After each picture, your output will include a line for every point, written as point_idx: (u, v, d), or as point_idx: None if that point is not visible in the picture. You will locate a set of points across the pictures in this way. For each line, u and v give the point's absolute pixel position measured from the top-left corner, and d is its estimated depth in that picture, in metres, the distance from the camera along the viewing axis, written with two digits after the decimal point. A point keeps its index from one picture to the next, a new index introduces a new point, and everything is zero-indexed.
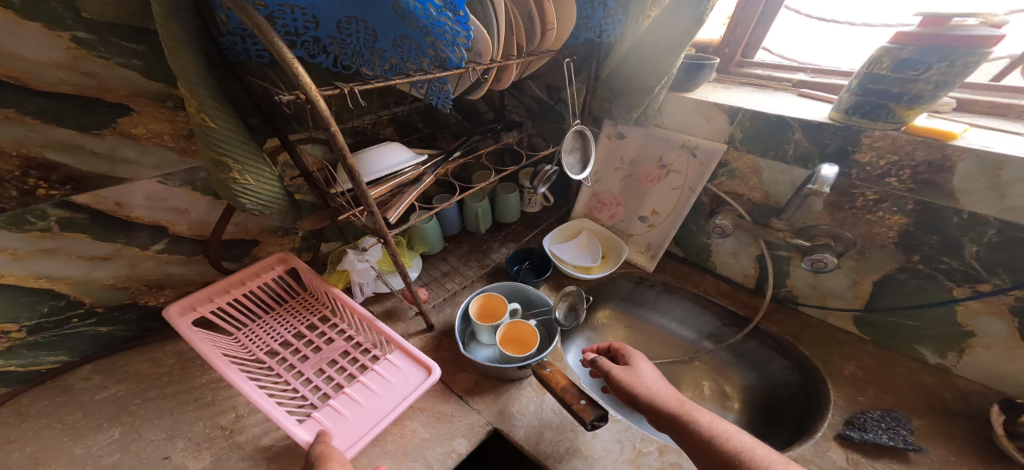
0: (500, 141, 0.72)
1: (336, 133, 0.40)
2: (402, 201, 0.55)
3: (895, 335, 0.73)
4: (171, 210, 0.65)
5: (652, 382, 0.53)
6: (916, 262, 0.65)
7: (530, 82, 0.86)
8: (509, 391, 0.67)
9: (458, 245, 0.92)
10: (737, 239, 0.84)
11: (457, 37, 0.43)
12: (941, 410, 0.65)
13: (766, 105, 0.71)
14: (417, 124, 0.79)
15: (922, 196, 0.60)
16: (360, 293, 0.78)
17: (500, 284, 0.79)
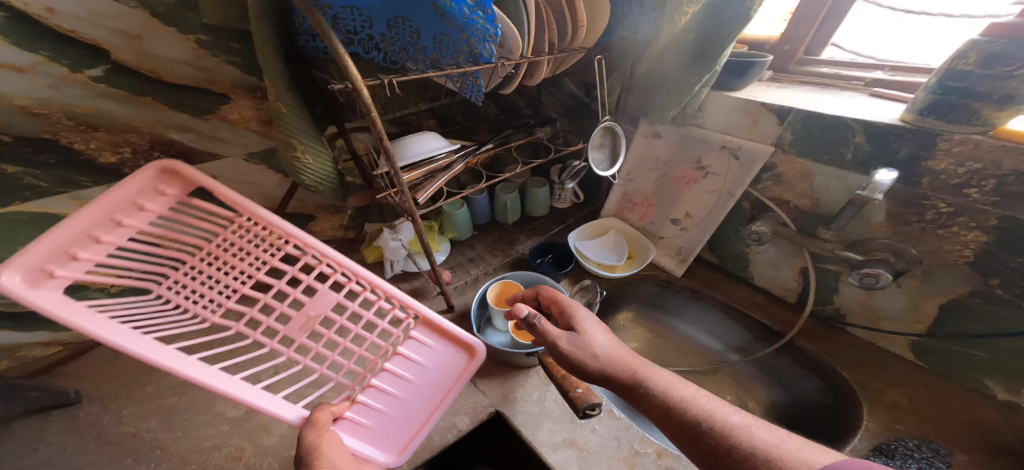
0: (532, 136, 0.75)
1: (376, 120, 0.45)
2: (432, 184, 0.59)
3: (965, 370, 0.64)
4: (249, 184, 0.77)
5: (602, 344, 0.52)
6: (994, 286, 0.57)
7: (568, 79, 0.87)
8: (515, 378, 0.69)
9: (486, 234, 0.95)
10: (779, 248, 0.79)
11: (487, 34, 0.45)
12: (997, 448, 0.57)
13: (824, 106, 0.65)
14: (456, 117, 0.83)
15: (1006, 211, 0.51)
16: (390, 270, 0.85)
17: (522, 274, 0.79)
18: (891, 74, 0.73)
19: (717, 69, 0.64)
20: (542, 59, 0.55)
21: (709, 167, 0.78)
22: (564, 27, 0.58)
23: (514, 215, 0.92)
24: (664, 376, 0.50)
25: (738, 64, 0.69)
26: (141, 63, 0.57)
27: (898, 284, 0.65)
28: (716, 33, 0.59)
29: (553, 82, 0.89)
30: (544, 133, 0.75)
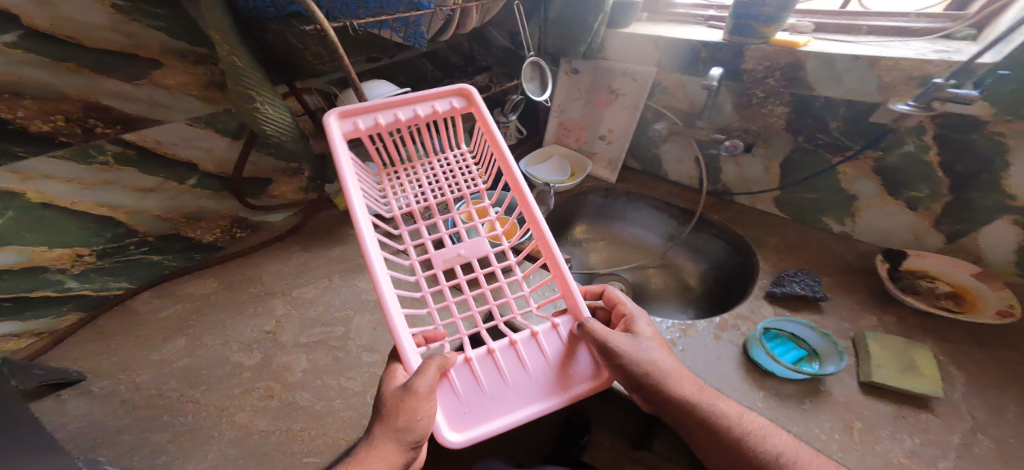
0: (473, 80, 0.99)
1: (343, 58, 0.64)
2: None
3: (804, 210, 0.94)
4: (200, 149, 0.79)
5: (676, 366, 0.54)
6: (802, 141, 0.86)
7: (492, 30, 1.13)
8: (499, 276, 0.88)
9: None
10: (679, 145, 1.02)
11: None
12: (846, 269, 0.87)
13: (679, 33, 0.91)
14: (399, 77, 1.04)
15: (795, 91, 0.80)
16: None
17: (487, 194, 0.99)
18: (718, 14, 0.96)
19: (606, 9, 0.89)
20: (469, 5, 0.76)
21: (618, 89, 1.00)
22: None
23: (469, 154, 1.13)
24: (726, 406, 0.55)
25: (620, 5, 0.91)
26: (57, 29, 0.56)
27: (755, 154, 0.93)
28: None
29: (478, 36, 1.13)
30: (483, 78, 1.03)
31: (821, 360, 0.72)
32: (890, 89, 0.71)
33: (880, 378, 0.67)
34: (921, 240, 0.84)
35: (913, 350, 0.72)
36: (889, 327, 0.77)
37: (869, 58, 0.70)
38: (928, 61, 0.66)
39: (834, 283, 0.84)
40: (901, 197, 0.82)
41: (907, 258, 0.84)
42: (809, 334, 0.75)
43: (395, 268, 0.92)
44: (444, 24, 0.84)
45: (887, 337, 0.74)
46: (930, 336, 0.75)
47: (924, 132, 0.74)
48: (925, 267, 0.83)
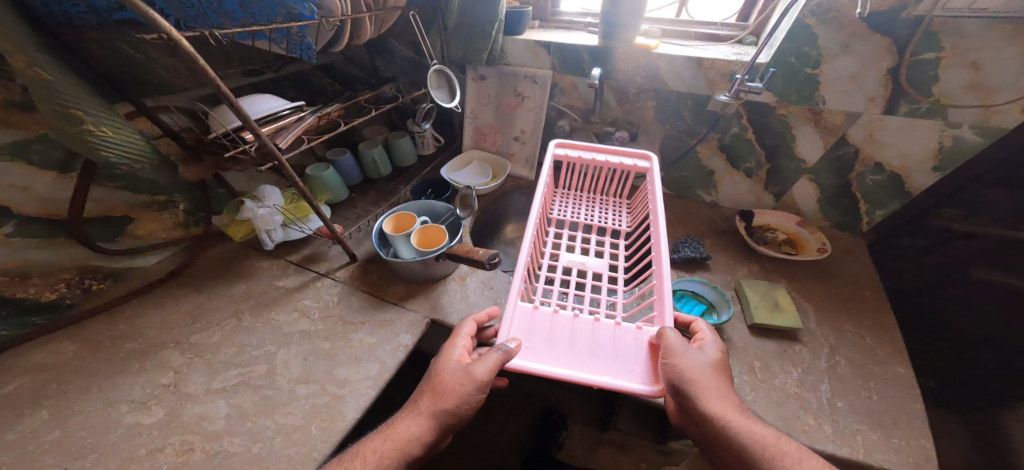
0: (376, 89, 0.99)
1: (205, 67, 0.52)
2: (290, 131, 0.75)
3: (683, 187, 1.15)
4: (8, 188, 0.67)
5: (721, 391, 0.61)
6: (669, 129, 1.04)
7: (391, 40, 1.14)
8: (436, 289, 0.93)
9: (364, 194, 1.08)
10: (580, 140, 1.15)
11: None
12: (718, 230, 1.08)
13: (566, 39, 1.01)
14: (289, 90, 1.00)
15: (655, 87, 0.98)
16: (269, 240, 0.91)
17: (409, 206, 0.96)
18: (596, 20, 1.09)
19: (500, 17, 0.95)
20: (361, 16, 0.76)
21: (524, 93, 1.08)
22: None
23: (386, 168, 1.11)
24: (760, 430, 0.60)
25: (514, 14, 0.99)
26: None
27: (639, 142, 1.10)
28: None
29: (380, 46, 1.15)
30: (388, 89, 1.04)
31: (717, 310, 0.89)
32: (712, 84, 0.91)
33: (760, 318, 0.86)
34: (760, 201, 1.10)
35: (775, 290, 0.92)
36: (755, 274, 0.97)
37: (696, 59, 0.90)
38: (730, 62, 0.87)
39: (713, 244, 1.04)
40: (739, 169, 1.05)
41: (754, 216, 1.07)
42: (705, 291, 0.92)
43: (322, 292, 0.91)
44: (335, 35, 0.80)
45: (756, 283, 0.94)
46: (784, 279, 0.97)
47: (741, 117, 0.96)
48: (767, 221, 1.06)
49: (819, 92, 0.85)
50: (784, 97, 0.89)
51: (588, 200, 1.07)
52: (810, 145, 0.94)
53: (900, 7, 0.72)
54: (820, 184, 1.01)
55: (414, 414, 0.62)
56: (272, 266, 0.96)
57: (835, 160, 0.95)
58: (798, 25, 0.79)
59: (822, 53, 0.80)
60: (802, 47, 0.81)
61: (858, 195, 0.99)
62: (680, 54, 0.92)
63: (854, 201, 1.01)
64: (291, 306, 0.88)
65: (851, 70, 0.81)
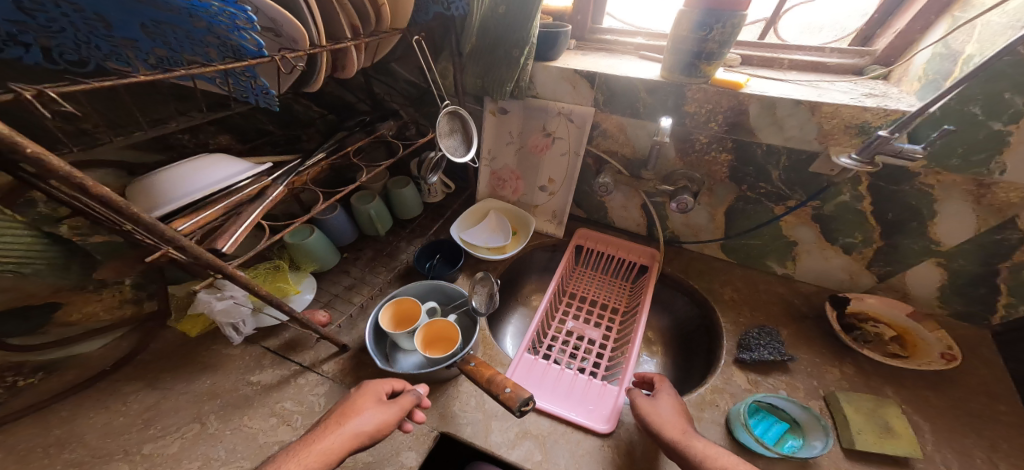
0: (373, 134, 0.82)
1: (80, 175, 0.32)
2: (247, 218, 0.56)
3: (749, 255, 0.92)
4: None
5: (663, 407, 0.62)
6: (745, 190, 0.80)
7: (395, 64, 0.97)
8: (445, 393, 0.69)
9: (360, 254, 0.90)
10: (623, 193, 0.92)
11: (235, 19, 0.41)
12: (797, 317, 0.85)
13: (614, 67, 0.76)
14: (269, 126, 0.84)
15: (734, 137, 0.73)
16: (236, 334, 0.72)
17: (411, 286, 0.78)
18: (648, 41, 0.83)
19: (533, 40, 0.71)
20: (343, 46, 0.56)
21: (554, 132, 0.85)
22: (366, 12, 0.61)
23: (384, 225, 0.90)
24: (700, 445, 0.57)
25: (547, 35, 0.73)
26: None
27: (699, 203, 0.87)
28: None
29: (382, 68, 0.97)
30: (388, 129, 0.85)
31: (804, 433, 0.67)
32: (827, 137, 0.66)
33: (864, 445, 0.62)
34: (855, 280, 0.85)
35: (883, 406, 0.68)
36: (851, 382, 0.73)
37: (810, 103, 0.64)
38: (867, 109, 0.61)
39: (793, 336, 0.82)
40: (835, 243, 0.81)
41: (850, 301, 0.83)
42: (788, 407, 0.68)
43: (306, 392, 0.67)
44: (311, 72, 0.62)
45: (855, 396, 0.70)
46: (888, 386, 0.72)
47: (859, 183, 0.72)
48: (867, 309, 0.82)
49: (1001, 157, 0.60)
50: (940, 160, 0.63)
51: (596, 283, 1.00)
52: (958, 222, 0.69)
53: None
54: (954, 270, 0.75)
55: (319, 437, 0.50)
56: (245, 353, 0.72)
57: (986, 245, 0.69)
58: (1011, 61, 0.54)
59: None
60: (1001, 92, 0.56)
61: (1003, 288, 0.73)
62: (784, 94, 0.66)
63: (993, 292, 0.75)
64: (267, 410, 0.64)
65: None
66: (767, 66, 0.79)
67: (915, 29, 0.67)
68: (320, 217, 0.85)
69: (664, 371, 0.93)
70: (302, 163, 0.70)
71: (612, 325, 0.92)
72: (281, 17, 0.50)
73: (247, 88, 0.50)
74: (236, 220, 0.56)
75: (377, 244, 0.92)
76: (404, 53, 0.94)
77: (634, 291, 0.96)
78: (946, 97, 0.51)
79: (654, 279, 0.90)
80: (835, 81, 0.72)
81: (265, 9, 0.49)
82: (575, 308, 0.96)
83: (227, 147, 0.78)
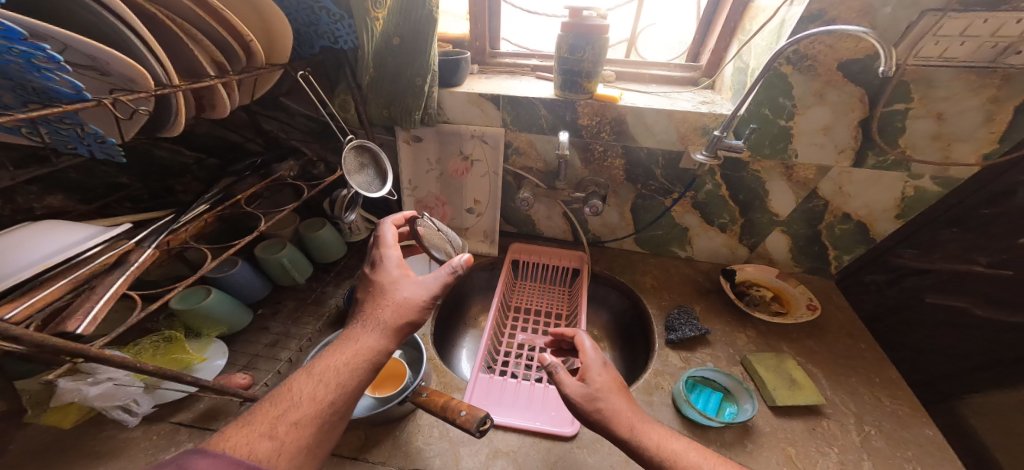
0: (272, 177, 0.76)
1: None
2: (111, 288, 0.45)
3: (657, 244, 1.05)
4: None
5: (613, 397, 0.56)
6: (639, 188, 0.94)
7: (286, 98, 0.92)
8: (405, 428, 0.65)
9: (279, 306, 0.80)
10: (545, 205, 1.00)
11: (33, 60, 0.35)
12: (704, 291, 0.99)
13: (513, 89, 0.85)
14: (121, 179, 0.72)
15: (623, 144, 0.86)
16: (131, 416, 0.56)
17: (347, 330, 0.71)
18: (542, 61, 0.97)
19: (433, 68, 0.76)
20: (204, 85, 0.51)
21: (471, 155, 0.90)
22: (230, 49, 0.58)
23: (303, 272, 0.82)
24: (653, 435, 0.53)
25: (447, 62, 0.79)
26: None
27: (608, 204, 0.98)
28: (417, 28, 0.69)
29: (270, 102, 0.91)
30: (286, 170, 0.79)
31: (736, 399, 0.75)
32: (685, 139, 0.83)
33: (782, 400, 0.73)
34: (735, 253, 1.03)
35: (783, 361, 0.81)
36: (757, 344, 0.86)
37: (667, 111, 0.79)
38: (703, 115, 0.78)
39: (704, 310, 0.94)
40: (714, 224, 0.98)
41: (736, 272, 0.99)
42: (716, 377, 0.77)
43: None
44: (168, 115, 0.56)
45: (762, 356, 0.82)
46: (783, 343, 0.87)
47: (715, 174, 0.89)
48: (749, 276, 1.00)
49: (793, 145, 0.81)
50: (758, 150, 0.83)
51: (537, 292, 1.03)
52: (783, 198, 0.90)
53: (871, 56, 0.68)
54: (793, 234, 0.96)
55: (342, 345, 0.50)
56: (149, 433, 0.57)
57: (806, 212, 0.91)
58: (774, 74, 0.74)
59: (796, 103, 0.76)
60: (776, 97, 0.76)
61: (828, 242, 0.96)
62: (648, 105, 0.81)
63: (823, 248, 0.97)
64: None
65: (825, 121, 0.77)
66: (635, 79, 0.99)
67: (721, 48, 0.90)
68: (215, 275, 0.72)
69: (613, 366, 0.98)
70: (178, 219, 0.61)
71: (559, 330, 0.95)
72: (106, 57, 0.43)
73: (72, 136, 0.45)
74: (89, 296, 0.44)
75: (299, 291, 0.83)
76: (293, 87, 0.90)
77: (571, 293, 1.02)
78: (746, 101, 0.69)
79: (586, 279, 0.96)
80: (682, 92, 0.92)
81: (78, 47, 0.41)
82: (521, 321, 0.97)
83: (63, 209, 0.65)
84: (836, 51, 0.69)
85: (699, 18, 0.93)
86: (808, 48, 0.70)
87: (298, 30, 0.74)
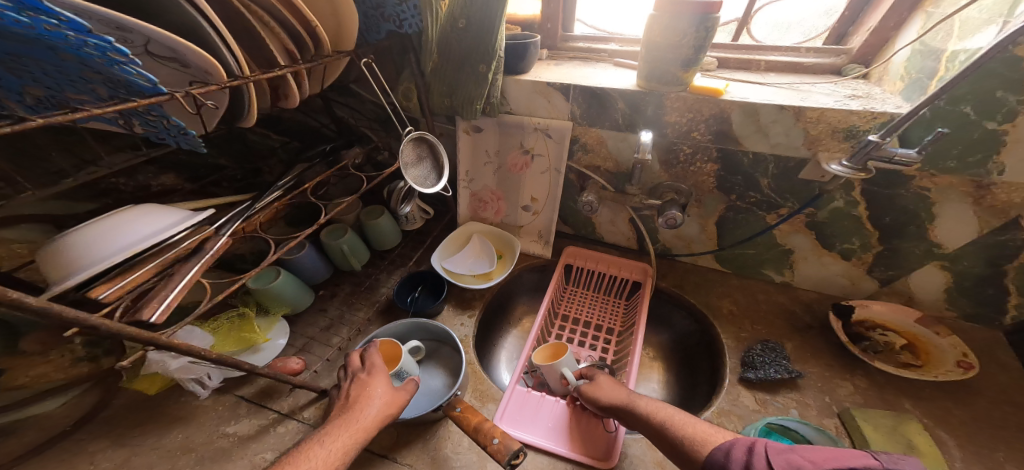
0: (338, 165, 0.77)
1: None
2: (185, 276, 0.49)
3: (745, 264, 0.88)
4: None
5: (598, 380, 0.64)
6: (734, 200, 0.77)
7: (355, 85, 0.92)
8: (436, 433, 0.65)
9: (337, 289, 0.85)
10: (610, 209, 0.89)
11: (106, 55, 0.34)
12: (801, 328, 0.81)
13: (588, 78, 0.73)
14: (220, 161, 0.79)
15: (720, 146, 0.70)
16: (203, 388, 0.64)
17: (399, 323, 0.73)
18: (621, 47, 0.81)
19: (500, 53, 0.67)
20: (272, 75, 0.50)
21: (532, 149, 0.81)
22: (300, 36, 0.56)
23: (360, 259, 0.84)
24: (644, 400, 0.58)
25: (516, 47, 0.70)
26: None
27: (688, 214, 0.83)
28: (488, 7, 0.60)
29: (343, 90, 0.93)
30: (353, 155, 0.80)
31: None
32: (815, 143, 0.63)
33: None
34: (856, 286, 0.81)
35: (904, 422, 0.63)
36: (865, 396, 0.69)
37: (794, 109, 0.61)
38: (852, 113, 0.58)
39: (798, 349, 0.77)
40: (833, 249, 0.78)
41: (855, 308, 0.78)
42: (798, 428, 0.62)
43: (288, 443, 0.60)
44: (242, 106, 0.57)
45: (871, 413, 0.64)
46: (904, 399, 0.68)
47: (852, 189, 0.68)
48: (871, 316, 0.78)
49: (999, 157, 0.57)
50: (936, 163, 0.60)
51: (590, 301, 0.95)
52: (955, 226, 0.66)
53: None
54: (960, 273, 0.71)
55: (339, 420, 0.52)
56: (217, 404, 0.65)
57: (992, 247, 0.66)
58: (1005, 58, 0.51)
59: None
60: (995, 89, 0.53)
61: (1012, 289, 0.70)
62: (765, 99, 0.63)
63: (1002, 294, 0.71)
64: (245, 462, 0.57)
65: None
66: (744, 68, 0.78)
67: (890, 25, 0.65)
68: (286, 259, 0.77)
69: (668, 390, 0.87)
70: (254, 204, 0.65)
71: (609, 346, 0.88)
72: (180, 47, 0.42)
73: (160, 127, 0.47)
74: (166, 284, 0.49)
75: (355, 277, 0.86)
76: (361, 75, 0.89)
77: (629, 308, 0.92)
78: (936, 99, 0.48)
79: (649, 297, 0.85)
80: (817, 82, 0.70)
81: (157, 38, 0.41)
82: (568, 330, 0.91)
83: (174, 187, 0.74)
84: None
85: None
86: None
87: (366, 13, 0.72)
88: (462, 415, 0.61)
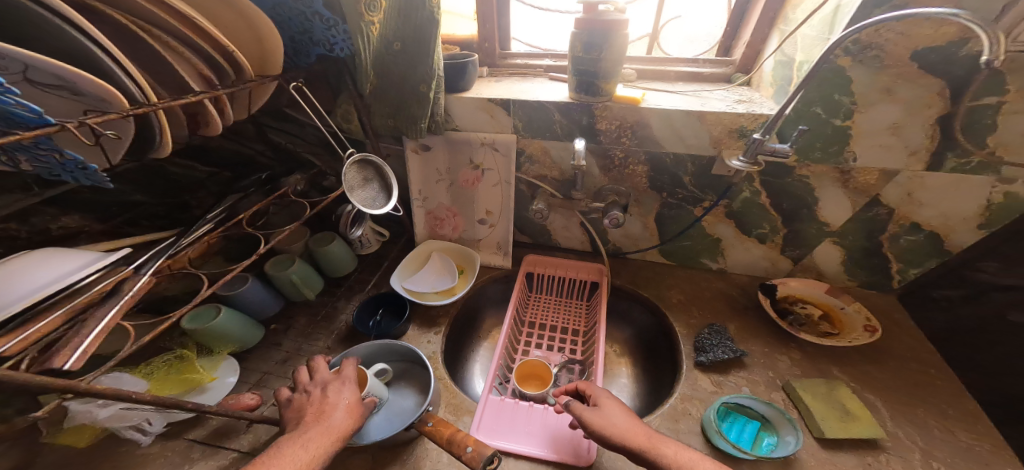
0: (280, 191, 0.75)
1: None
2: (105, 317, 0.46)
3: (686, 255, 0.97)
4: None
5: (615, 416, 0.57)
6: (666, 197, 0.86)
7: (289, 109, 0.91)
8: (413, 452, 0.62)
9: (292, 322, 0.80)
10: (561, 216, 0.94)
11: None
12: (740, 308, 0.90)
13: (526, 94, 0.80)
14: (136, 197, 0.74)
15: (647, 150, 0.79)
16: (144, 435, 0.58)
17: (363, 346, 0.71)
18: (555, 62, 0.90)
19: (438, 72, 0.71)
20: (183, 101, 0.50)
21: (481, 164, 0.86)
22: (217, 62, 0.57)
23: (314, 287, 0.81)
24: (669, 449, 0.54)
25: (455, 65, 0.76)
26: None
27: (630, 214, 0.91)
28: (419, 31, 0.65)
29: (278, 115, 0.92)
30: (296, 182, 0.79)
31: (775, 428, 0.67)
32: (719, 143, 0.74)
33: (833, 432, 0.64)
34: (777, 266, 0.93)
35: (836, 388, 0.71)
36: (802, 368, 0.77)
37: (699, 114, 0.71)
38: (740, 115, 0.69)
39: (740, 330, 0.85)
40: (752, 234, 0.88)
41: (778, 287, 0.89)
42: (753, 405, 0.68)
43: None
44: (152, 135, 0.55)
45: (808, 383, 0.72)
46: (835, 368, 0.77)
47: (753, 180, 0.80)
48: (792, 292, 0.89)
49: (850, 147, 0.70)
50: (807, 154, 0.73)
51: (554, 306, 0.98)
52: (836, 206, 0.79)
53: (957, 41, 0.57)
54: (849, 246, 0.84)
55: (309, 427, 0.49)
56: (165, 450, 0.58)
57: (865, 223, 0.80)
58: (829, 69, 0.63)
59: (856, 100, 0.65)
60: (831, 94, 0.66)
61: (891, 255, 0.83)
62: (674, 106, 0.73)
63: (885, 262, 0.85)
64: None
65: (895, 118, 0.65)
66: (659, 78, 0.90)
67: (759, 39, 0.80)
68: (226, 293, 0.72)
69: (636, 382, 0.91)
70: (180, 238, 0.62)
71: (575, 347, 0.91)
72: (71, 75, 0.41)
73: (52, 162, 0.45)
74: (78, 329, 0.45)
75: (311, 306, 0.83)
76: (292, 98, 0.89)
77: (590, 308, 0.96)
78: (794, 99, 0.59)
79: (605, 295, 0.90)
80: (714, 90, 0.83)
81: (43, 66, 0.40)
82: (536, 337, 0.93)
83: (80, 229, 0.68)
84: (911, 40, 0.58)
85: (730, 10, 0.83)
86: (873, 37, 0.59)
87: (293, 38, 0.71)
88: (435, 429, 0.59)
